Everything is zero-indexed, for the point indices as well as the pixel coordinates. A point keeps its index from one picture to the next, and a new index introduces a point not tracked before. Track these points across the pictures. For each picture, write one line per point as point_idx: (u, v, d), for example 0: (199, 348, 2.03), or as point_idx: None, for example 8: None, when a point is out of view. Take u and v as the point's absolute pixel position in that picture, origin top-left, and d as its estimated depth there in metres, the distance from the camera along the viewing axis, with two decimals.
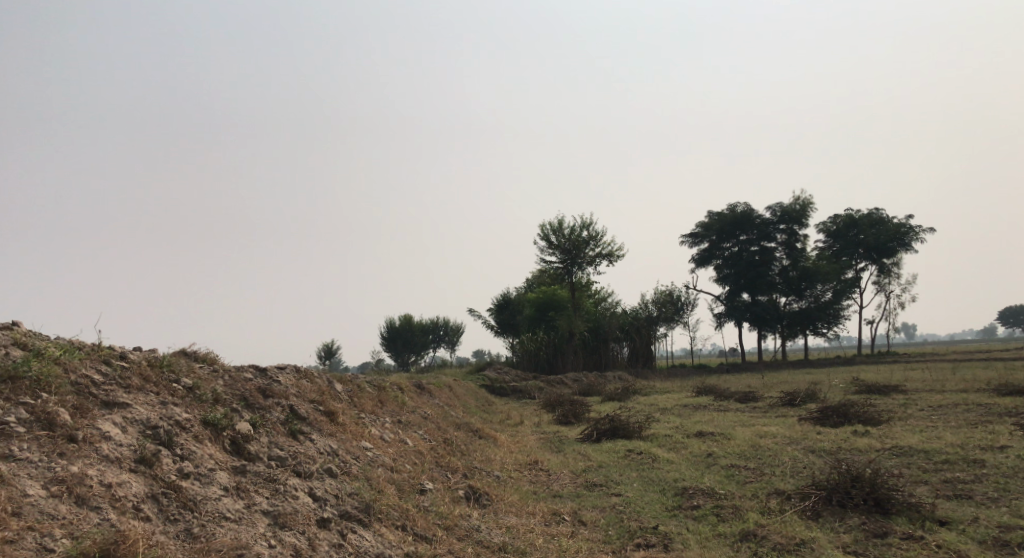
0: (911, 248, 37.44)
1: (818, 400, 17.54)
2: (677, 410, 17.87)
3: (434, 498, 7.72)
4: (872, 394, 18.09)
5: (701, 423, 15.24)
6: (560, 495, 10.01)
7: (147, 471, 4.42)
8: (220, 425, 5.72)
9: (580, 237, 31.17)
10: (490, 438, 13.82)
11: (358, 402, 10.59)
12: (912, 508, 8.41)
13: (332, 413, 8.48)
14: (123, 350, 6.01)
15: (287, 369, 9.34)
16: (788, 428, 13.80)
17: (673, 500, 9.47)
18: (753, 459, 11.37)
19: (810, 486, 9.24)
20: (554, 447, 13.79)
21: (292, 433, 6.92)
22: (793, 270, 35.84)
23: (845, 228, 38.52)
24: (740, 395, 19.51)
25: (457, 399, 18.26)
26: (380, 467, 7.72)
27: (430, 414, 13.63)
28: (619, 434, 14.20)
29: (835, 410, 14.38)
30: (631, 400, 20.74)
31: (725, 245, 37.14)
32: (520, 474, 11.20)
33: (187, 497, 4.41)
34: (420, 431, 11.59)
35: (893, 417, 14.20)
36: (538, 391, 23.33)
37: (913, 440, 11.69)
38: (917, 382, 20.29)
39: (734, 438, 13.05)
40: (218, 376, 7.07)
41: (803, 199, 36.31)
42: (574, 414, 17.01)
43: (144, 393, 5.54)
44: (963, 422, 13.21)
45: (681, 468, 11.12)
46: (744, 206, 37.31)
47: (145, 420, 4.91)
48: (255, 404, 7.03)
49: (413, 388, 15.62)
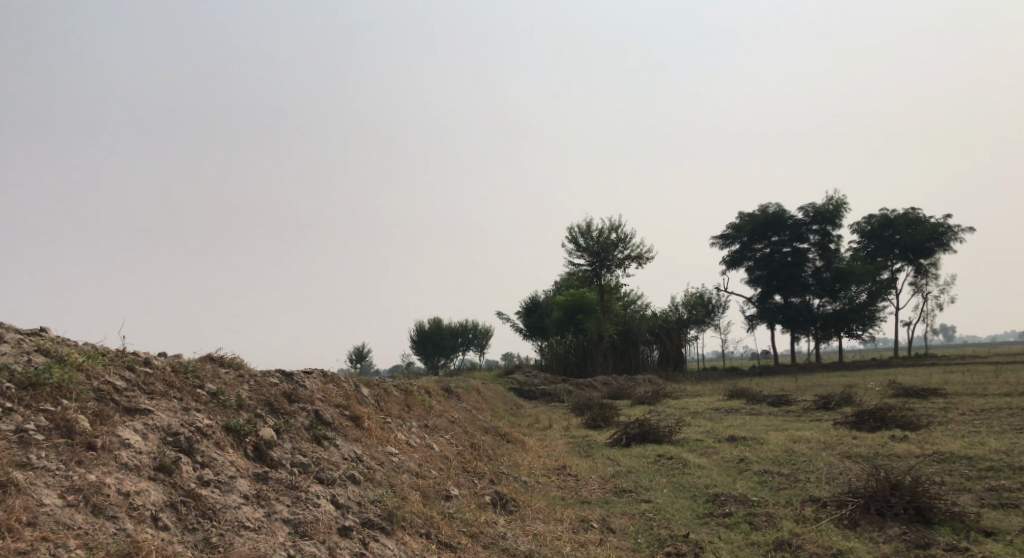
0: (949, 247, 36.62)
1: (854, 403, 17.14)
2: (709, 414, 17.59)
3: (459, 504, 7.62)
4: (911, 398, 17.62)
5: (733, 427, 14.97)
6: (588, 501, 9.85)
7: (166, 479, 4.37)
8: (242, 431, 5.67)
9: (609, 239, 30.95)
10: (518, 442, 13.69)
11: (385, 406, 10.54)
12: (955, 518, 8.13)
13: (358, 418, 8.43)
14: (148, 356, 5.99)
15: (314, 373, 9.31)
16: (823, 433, 13.48)
17: (704, 507, 9.25)
18: (787, 465, 11.11)
19: (848, 494, 8.97)
20: (583, 451, 13.62)
21: (317, 438, 6.87)
22: (826, 271, 35.22)
23: (880, 228, 37.79)
24: (773, 398, 19.15)
25: (485, 403, 18.16)
26: (405, 473, 7.65)
27: (458, 419, 13.55)
28: (649, 439, 14.00)
29: (872, 414, 14.03)
30: (661, 404, 20.47)
31: (756, 246, 36.66)
32: (548, 479, 11.06)
33: (207, 506, 4.36)
34: (447, 435, 11.50)
35: (933, 422, 13.79)
36: (567, 395, 23.13)
37: (954, 447, 11.33)
38: (956, 385, 19.75)
39: (766, 443, 12.78)
40: (243, 382, 7.04)
41: (837, 199, 35.66)
42: (603, 418, 16.81)
43: (167, 399, 5.51)
44: (1006, 427, 12.79)
45: (712, 474, 10.90)
46: (776, 206, 36.79)
47: (166, 427, 4.87)
48: (280, 409, 6.98)
49: (441, 392, 15.56)
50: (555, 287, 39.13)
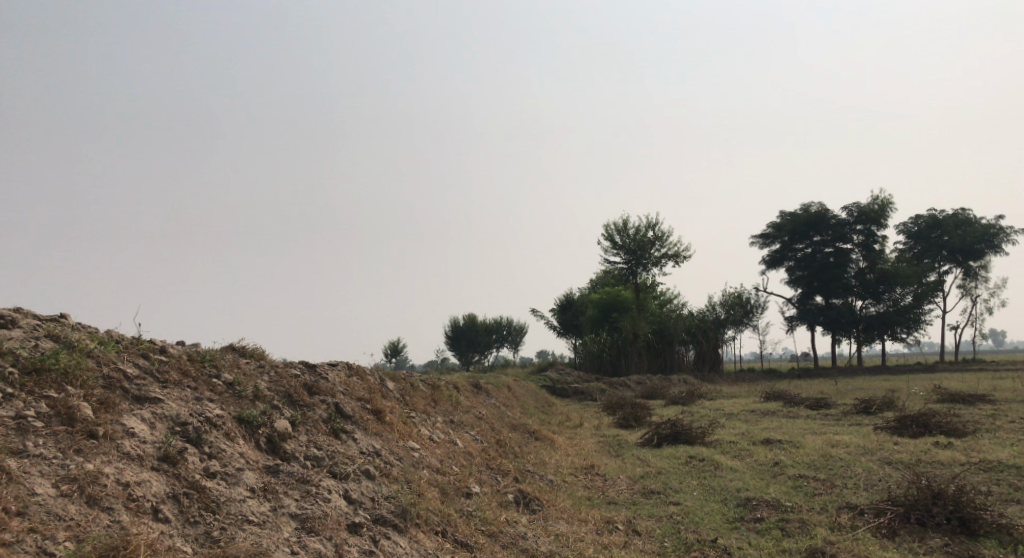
0: (1001, 250, 35.50)
1: (896, 408, 16.58)
2: (743, 415, 17.19)
3: (480, 502, 7.45)
4: (957, 404, 17.01)
5: (769, 430, 14.55)
6: (615, 502, 9.61)
7: (170, 469, 4.28)
8: (255, 423, 5.57)
9: (645, 237, 30.45)
10: (547, 440, 13.48)
11: (410, 400, 10.43)
12: (1002, 530, 7.72)
13: (379, 412, 8.30)
14: (164, 344, 5.91)
15: (338, 366, 9.21)
16: (863, 438, 13.05)
17: (735, 511, 8.95)
18: (823, 470, 10.72)
19: (886, 502, 8.61)
20: (613, 451, 13.35)
21: (334, 432, 6.75)
22: (870, 273, 34.30)
23: (928, 229, 36.77)
24: (811, 401, 18.63)
25: (516, 400, 17.99)
26: (425, 469, 7.50)
27: (486, 415, 13.39)
28: (681, 440, 13.69)
29: (915, 419, 13.53)
30: (696, 404, 20.09)
31: (797, 246, 35.89)
32: (576, 479, 10.84)
33: (210, 498, 4.26)
34: (473, 431, 11.34)
35: (980, 429, 13.27)
36: (600, 394, 22.85)
37: (1003, 455, 10.85)
38: (1005, 392, 19.08)
39: (803, 447, 12.38)
40: (263, 373, 6.95)
41: (883, 198, 34.71)
42: (635, 417, 16.50)
43: (180, 389, 5.43)
44: None
45: (744, 478, 10.57)
46: (818, 206, 35.97)
47: (174, 416, 4.78)
48: (298, 401, 6.86)
49: (470, 388, 15.41)
50: (590, 285, 38.80)
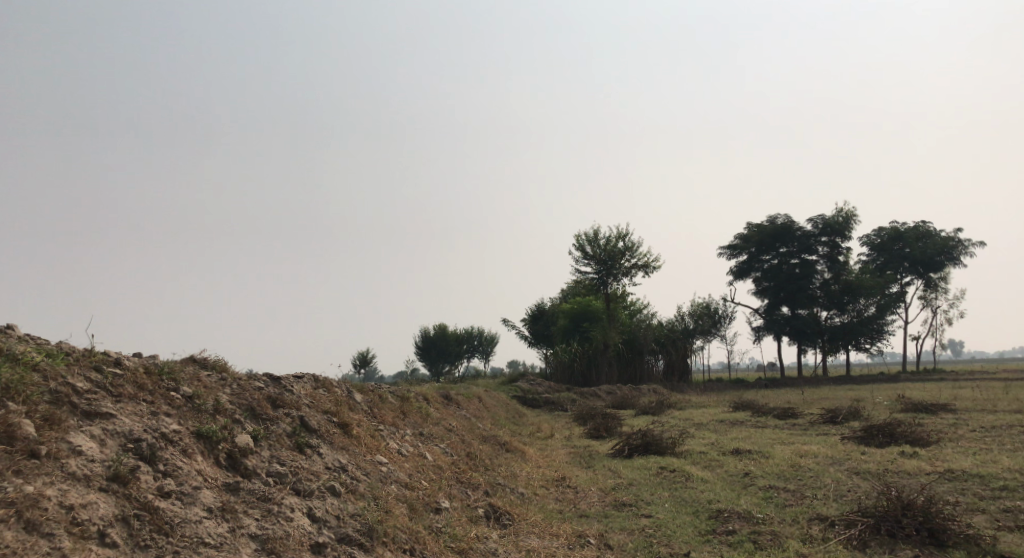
0: (959, 261, 36.25)
1: (862, 418, 16.71)
2: (713, 425, 17.19)
3: (450, 517, 7.27)
4: (919, 413, 17.21)
5: (738, 440, 14.54)
6: (586, 515, 9.47)
7: (120, 491, 4.18)
8: (214, 438, 5.34)
9: (616, 247, 30.49)
10: (517, 451, 13.31)
11: (378, 413, 10.21)
12: (970, 541, 7.72)
13: (346, 425, 8.09)
14: (119, 356, 5.65)
15: (304, 378, 8.96)
16: (830, 448, 13.10)
17: (707, 524, 8.86)
18: (793, 480, 10.70)
19: (856, 512, 8.60)
20: (584, 462, 13.23)
21: (299, 446, 6.53)
22: (835, 283, 34.74)
23: (890, 241, 37.39)
24: (779, 410, 18.71)
25: (486, 411, 17.79)
26: (393, 484, 7.30)
27: (456, 427, 13.18)
28: (651, 450, 13.60)
29: (881, 429, 13.62)
30: (666, 414, 20.07)
31: (764, 257, 36.20)
32: (547, 491, 10.69)
33: (163, 520, 4.20)
34: (442, 443, 11.14)
35: (943, 438, 13.40)
36: (570, 404, 22.74)
37: (967, 464, 10.95)
38: (965, 401, 19.36)
39: (772, 457, 12.37)
40: (225, 385, 6.69)
41: (847, 211, 35.22)
42: (606, 427, 16.42)
43: (135, 403, 5.20)
44: (1019, 445, 12.42)
45: (715, 489, 10.50)
46: (784, 218, 36.34)
47: (127, 432, 4.58)
48: (262, 415, 6.63)
49: (440, 399, 15.17)
50: (561, 295, 38.75)
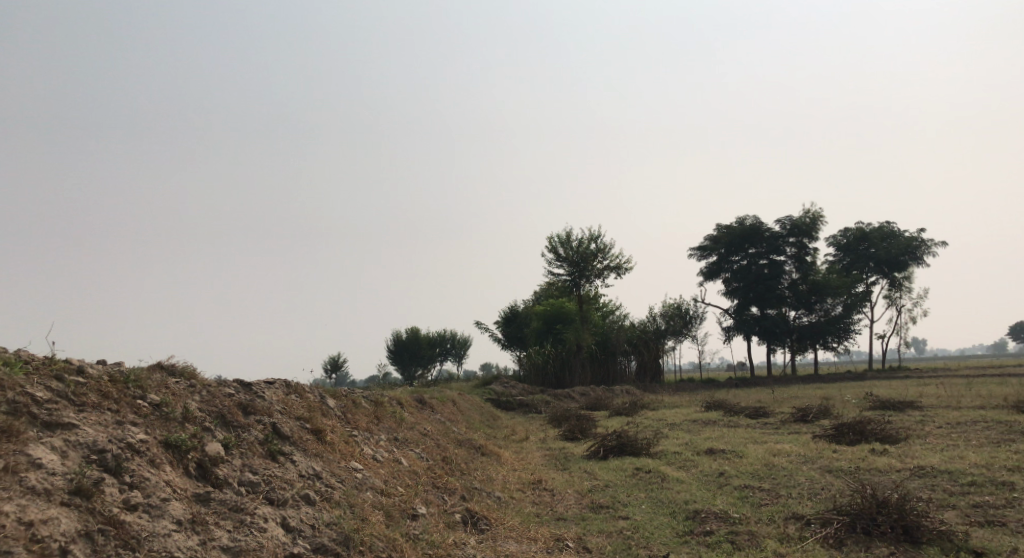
0: (923, 261, 36.85)
1: (831, 416, 16.86)
2: (686, 425, 17.24)
3: (427, 523, 7.15)
4: (887, 411, 17.42)
5: (711, 439, 14.58)
6: (564, 518, 9.40)
7: (84, 505, 4.04)
8: (184, 447, 5.17)
9: (588, 249, 30.51)
10: (493, 455, 13.21)
11: (351, 418, 10.04)
12: (943, 537, 7.77)
13: (320, 431, 7.92)
14: (82, 364, 5.46)
15: (276, 384, 8.78)
16: (802, 446, 13.18)
17: (684, 524, 8.83)
18: (767, 480, 10.73)
19: (832, 511, 8.62)
20: (560, 464, 13.16)
21: (271, 454, 6.36)
22: (803, 283, 35.14)
23: (856, 242, 37.93)
24: (751, 409, 18.82)
25: (460, 414, 17.66)
26: (368, 491, 7.17)
27: (431, 431, 13.04)
28: (627, 451, 13.57)
29: (851, 427, 13.73)
30: (639, 415, 20.09)
31: (733, 258, 36.48)
32: (523, 495, 10.60)
33: (130, 534, 4.07)
34: (418, 448, 11.01)
35: (912, 435, 13.56)
36: (544, 406, 22.67)
37: (936, 461, 11.07)
38: (931, 398, 19.64)
39: (746, 457, 12.40)
40: (194, 392, 6.50)
41: (814, 212, 35.63)
42: (580, 429, 16.37)
43: (99, 412, 5.03)
44: (984, 440, 12.60)
45: (690, 489, 10.49)
46: (752, 219, 36.66)
47: (91, 443, 4.42)
48: (233, 422, 6.45)
49: (414, 403, 15.01)
50: (534, 297, 38.71)
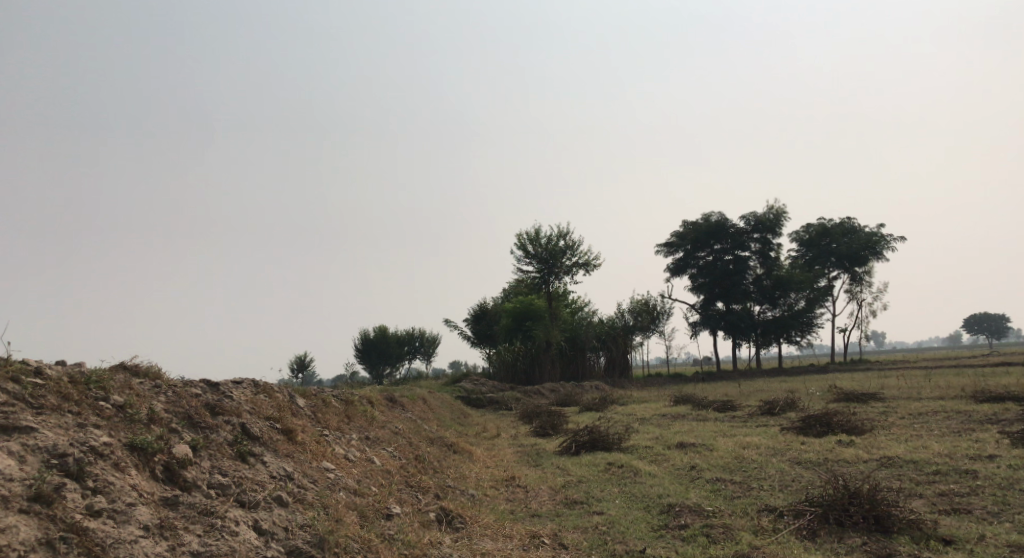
0: (882, 256, 37.49)
1: (798, 409, 17.02)
2: (655, 420, 17.30)
3: (402, 523, 7.03)
4: (851, 403, 17.64)
5: (681, 434, 14.62)
6: (538, 514, 9.33)
7: (44, 511, 3.87)
8: (150, 449, 4.99)
9: (557, 246, 30.47)
10: (465, 452, 13.10)
11: (322, 417, 9.87)
12: (913, 526, 7.82)
13: (290, 431, 7.75)
14: (40, 365, 5.26)
15: (243, 383, 8.57)
16: (771, 439, 13.28)
17: (659, 519, 8.81)
18: (738, 472, 10.77)
19: (804, 503, 8.66)
20: (532, 461, 13.11)
21: (241, 455, 6.18)
22: (767, 279, 35.51)
23: (818, 237, 38.44)
24: (718, 403, 18.94)
25: (431, 412, 17.51)
26: (341, 491, 7.02)
27: (402, 430, 12.91)
28: (598, 446, 13.55)
29: (818, 419, 13.87)
30: (608, 410, 20.12)
31: (699, 254, 36.76)
32: (497, 492, 10.50)
33: (93, 542, 3.89)
34: (390, 447, 10.86)
35: (877, 426, 13.74)
36: (514, 403, 22.61)
37: (901, 450, 11.22)
38: (892, 389, 19.96)
39: (716, 450, 12.46)
40: (159, 393, 6.30)
41: (777, 208, 36.05)
42: (551, 425, 16.32)
43: (58, 416, 4.84)
44: (947, 429, 12.80)
45: (663, 483, 10.48)
46: (718, 215, 36.95)
47: (51, 447, 4.24)
48: (200, 423, 6.25)
49: (384, 402, 14.84)
50: (503, 294, 38.60)
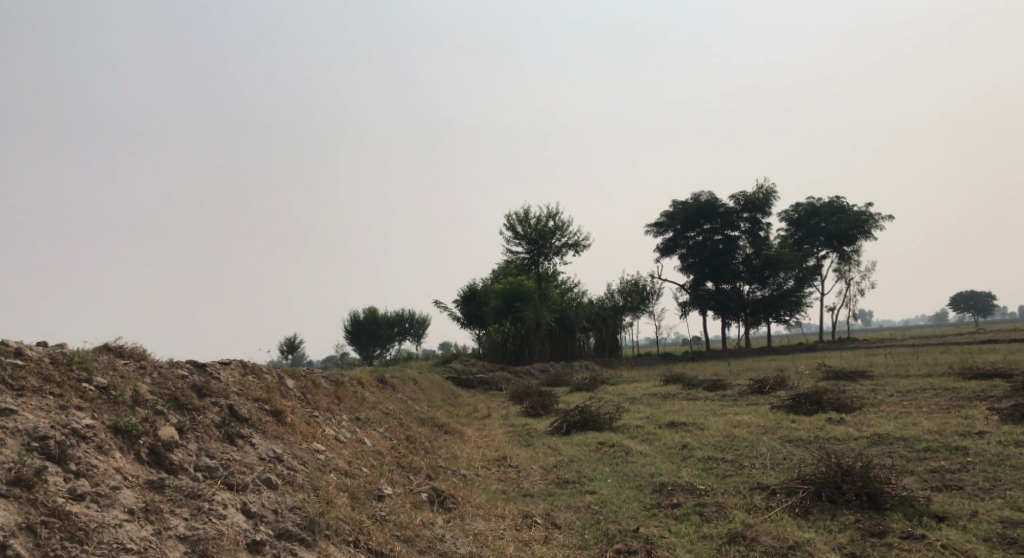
0: (870, 235, 37.56)
1: (787, 387, 17.05)
2: (646, 399, 17.30)
3: (393, 504, 6.95)
4: (840, 381, 17.69)
5: (671, 413, 14.62)
6: (531, 494, 9.28)
7: (24, 496, 3.76)
8: (135, 432, 4.88)
9: (547, 226, 30.29)
10: (456, 433, 13.04)
11: (312, 399, 9.75)
12: (906, 503, 7.80)
13: (279, 413, 7.65)
14: (20, 346, 5.14)
15: (231, 365, 8.45)
16: (761, 417, 13.28)
17: (651, 498, 8.77)
18: (729, 451, 10.77)
19: (796, 480, 8.63)
20: (523, 441, 13.06)
21: (229, 437, 6.08)
22: (756, 258, 35.49)
23: (807, 217, 38.46)
24: (708, 382, 18.97)
25: (422, 393, 17.42)
26: (332, 472, 6.94)
27: (393, 410, 12.83)
28: (589, 426, 13.52)
29: (807, 396, 13.86)
30: (599, 390, 20.11)
31: (689, 234, 36.71)
32: (488, 472, 10.45)
33: (76, 526, 3.78)
34: (380, 428, 10.76)
35: (866, 404, 13.76)
36: (505, 383, 22.56)
37: (890, 428, 11.24)
38: (881, 367, 20.02)
39: (707, 429, 12.46)
40: (145, 375, 6.19)
41: (766, 188, 35.97)
42: (542, 405, 16.27)
43: (40, 398, 4.72)
44: (935, 406, 12.82)
45: (655, 462, 10.47)
46: (707, 195, 36.85)
47: (32, 429, 4.13)
48: (186, 405, 6.14)
49: (375, 383, 14.75)
50: (493, 275, 38.48)
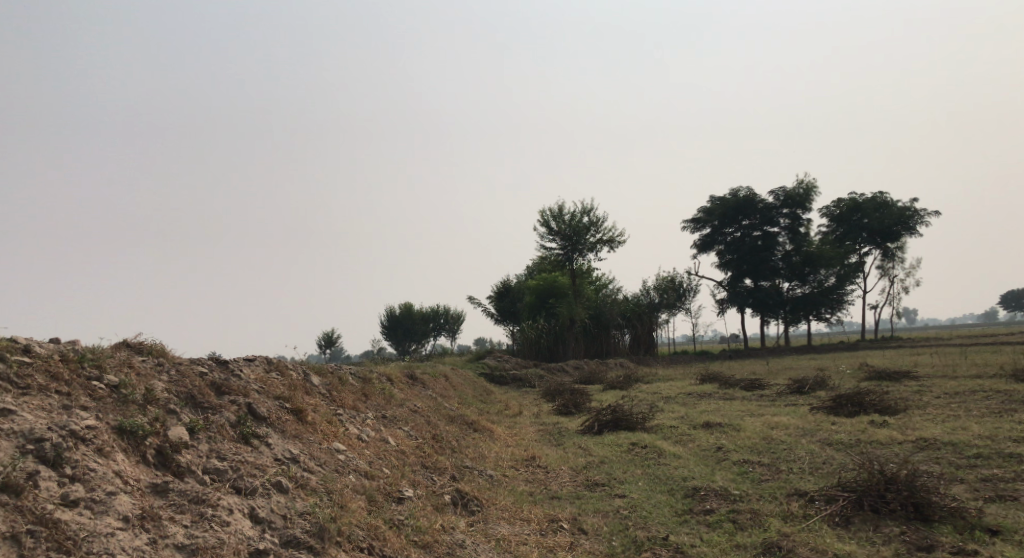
0: (916, 231, 36.46)
1: (828, 387, 16.51)
2: (681, 398, 16.88)
3: (413, 507, 6.74)
4: (883, 381, 17.06)
5: (707, 413, 14.20)
6: (558, 497, 9.00)
7: (12, 503, 3.63)
8: (141, 433, 4.73)
9: (581, 222, 29.94)
10: (486, 432, 12.80)
11: (337, 396, 9.60)
12: (955, 515, 7.35)
13: (301, 411, 7.47)
14: (30, 343, 5.03)
15: (255, 361, 8.32)
16: (801, 419, 12.81)
17: (683, 503, 8.44)
18: (767, 454, 10.36)
19: (837, 488, 8.22)
20: (554, 440, 12.79)
21: (245, 437, 5.92)
22: (796, 255, 34.60)
23: (849, 213, 37.45)
24: (746, 382, 18.43)
25: (453, 390, 17.22)
26: (351, 474, 6.78)
27: (421, 408, 12.64)
28: (622, 426, 13.18)
29: (849, 398, 13.35)
30: (633, 389, 19.71)
31: (727, 230, 36.02)
32: (516, 472, 10.20)
33: (65, 535, 3.63)
34: (406, 426, 10.56)
35: (911, 406, 13.20)
36: (538, 380, 22.26)
37: (937, 432, 10.73)
38: (927, 367, 19.29)
39: (744, 430, 12.03)
40: (161, 371, 6.06)
41: (807, 182, 35.12)
42: (574, 403, 15.96)
43: (45, 398, 4.59)
44: (985, 410, 12.21)
45: (688, 465, 10.13)
46: (746, 190, 36.05)
47: (28, 431, 3.99)
48: (203, 403, 6.01)
49: (405, 380, 14.57)
50: (527, 272, 38.17)
